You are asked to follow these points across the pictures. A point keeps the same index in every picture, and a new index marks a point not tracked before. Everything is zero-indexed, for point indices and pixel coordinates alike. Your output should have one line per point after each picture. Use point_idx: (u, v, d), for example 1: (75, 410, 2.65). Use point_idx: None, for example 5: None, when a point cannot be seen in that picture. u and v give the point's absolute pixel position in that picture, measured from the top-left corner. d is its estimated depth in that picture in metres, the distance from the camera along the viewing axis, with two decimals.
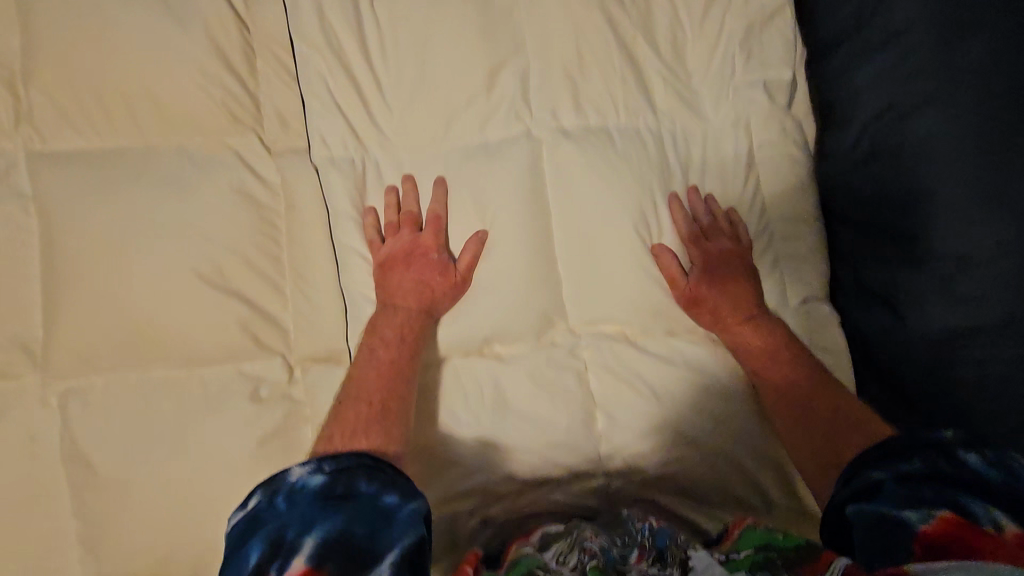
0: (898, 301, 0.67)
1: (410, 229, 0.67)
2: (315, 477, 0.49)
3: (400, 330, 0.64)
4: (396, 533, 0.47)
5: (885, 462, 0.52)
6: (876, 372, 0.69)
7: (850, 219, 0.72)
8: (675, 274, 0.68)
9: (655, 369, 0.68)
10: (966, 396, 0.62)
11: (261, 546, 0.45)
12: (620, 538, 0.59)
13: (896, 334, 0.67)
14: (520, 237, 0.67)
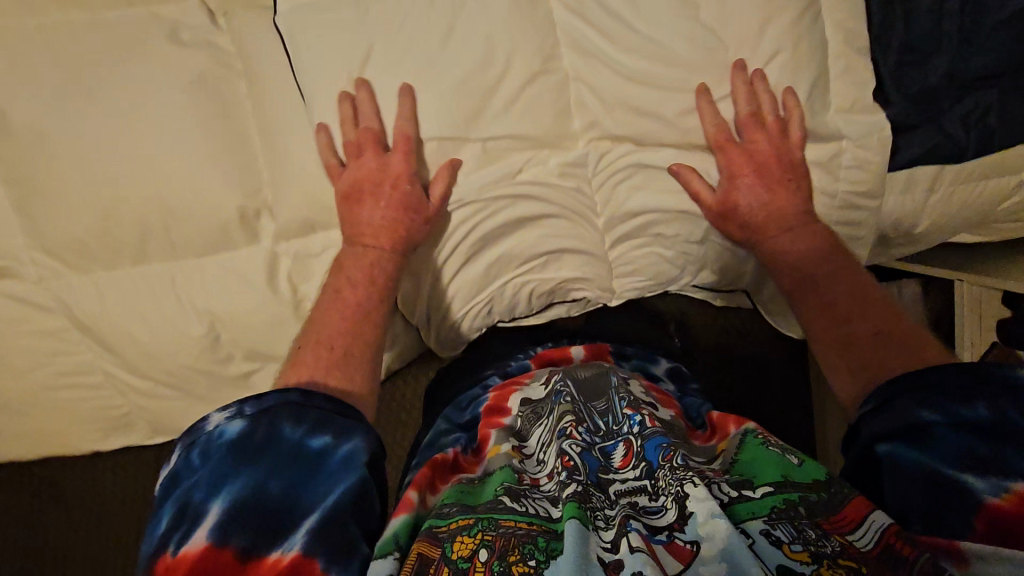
0: (942, 133, 0.67)
1: (387, 158, 0.59)
2: (232, 424, 0.45)
3: (366, 240, 0.60)
4: (326, 484, 0.44)
5: (932, 395, 0.45)
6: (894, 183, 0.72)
7: (901, 58, 0.65)
8: (700, 189, 0.65)
9: (646, 220, 0.68)
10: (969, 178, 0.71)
11: (171, 513, 0.43)
12: (602, 419, 0.55)
13: (937, 151, 0.69)
14: (474, 157, 0.62)
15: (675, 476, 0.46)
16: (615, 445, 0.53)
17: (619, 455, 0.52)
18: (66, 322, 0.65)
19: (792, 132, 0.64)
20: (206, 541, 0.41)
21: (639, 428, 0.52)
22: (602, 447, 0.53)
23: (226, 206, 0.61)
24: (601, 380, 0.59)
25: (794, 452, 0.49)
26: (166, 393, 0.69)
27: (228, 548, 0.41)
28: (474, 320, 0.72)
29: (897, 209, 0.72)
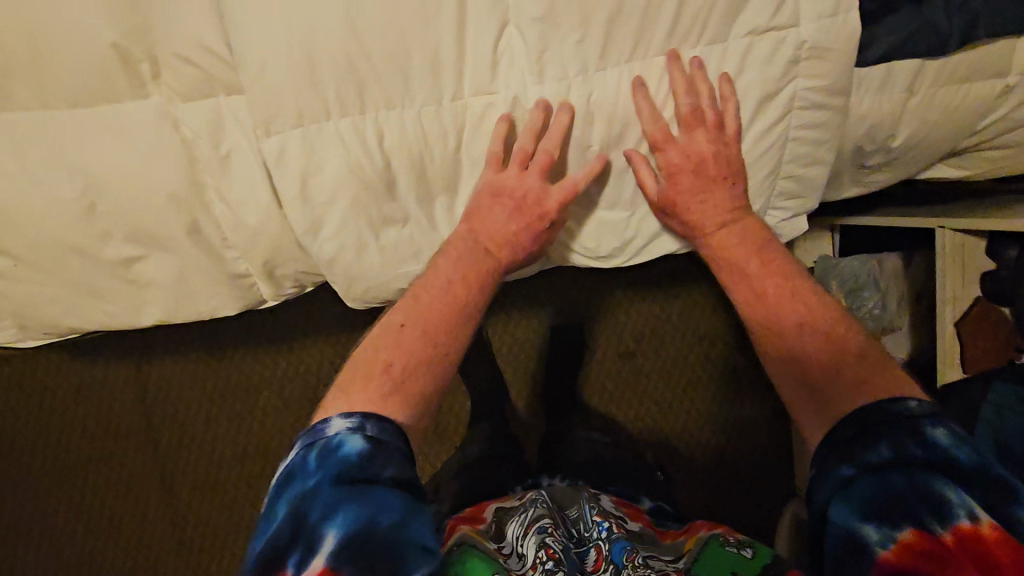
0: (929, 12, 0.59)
1: (540, 176, 0.59)
2: (353, 439, 0.46)
3: (458, 249, 0.60)
4: (415, 542, 0.42)
5: (846, 451, 0.47)
6: (885, 88, 0.64)
7: None
8: (646, 180, 0.60)
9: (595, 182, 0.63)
10: (956, 85, 0.65)
11: (288, 519, 0.43)
12: (575, 528, 0.63)
13: (928, 38, 0.60)
14: (386, 105, 0.56)
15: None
16: (588, 551, 0.60)
17: (592, 560, 0.59)
18: None
19: (773, 112, 0.60)
20: (324, 566, 0.40)
21: (607, 534, 0.60)
22: (577, 552, 0.60)
23: (101, 42, 0.53)
24: (570, 494, 0.70)
25: (751, 546, 0.56)
26: (30, 276, 0.60)
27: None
28: (391, 248, 0.63)
29: (873, 113, 0.65)
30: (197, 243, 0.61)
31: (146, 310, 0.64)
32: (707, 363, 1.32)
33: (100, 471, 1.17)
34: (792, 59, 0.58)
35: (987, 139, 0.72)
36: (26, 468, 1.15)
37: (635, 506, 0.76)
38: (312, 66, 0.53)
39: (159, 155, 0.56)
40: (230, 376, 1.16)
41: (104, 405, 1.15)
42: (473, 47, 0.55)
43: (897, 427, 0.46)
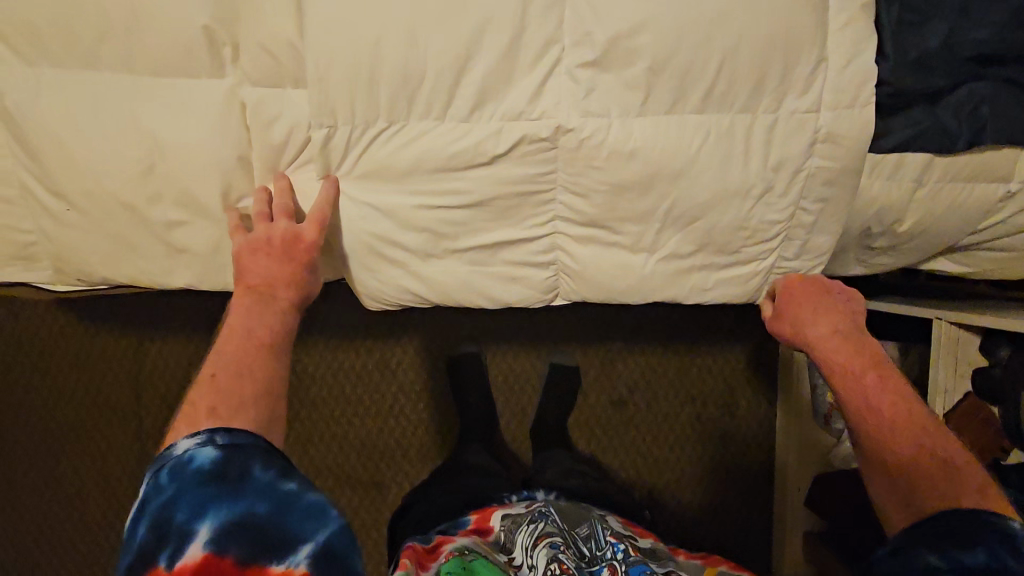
0: (937, 110, 0.65)
1: (284, 222, 0.62)
2: (204, 451, 0.49)
3: (241, 306, 0.60)
4: (298, 518, 0.48)
5: (935, 542, 0.50)
6: (895, 175, 0.69)
7: (918, 24, 0.60)
8: (788, 278, 0.70)
9: (613, 222, 0.66)
10: (960, 181, 0.70)
11: (151, 529, 0.46)
12: (586, 546, 0.68)
13: (938, 135, 0.65)
14: (434, 119, 0.60)
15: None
16: (601, 569, 0.65)
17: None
18: None
19: (790, 185, 0.63)
20: (204, 553, 0.45)
21: (623, 555, 0.66)
22: (590, 570, 0.65)
23: (192, 24, 0.58)
24: (577, 509, 0.75)
25: None
26: (76, 224, 0.64)
27: (224, 556, 0.45)
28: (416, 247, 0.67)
29: (883, 196, 0.70)
30: (242, 217, 0.65)
31: (180, 273, 0.67)
32: (697, 421, 1.35)
33: (90, 437, 1.28)
34: (814, 135, 0.60)
35: (985, 239, 0.77)
36: (20, 423, 1.27)
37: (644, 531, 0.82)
38: (375, 72, 0.58)
39: (227, 131, 0.61)
40: None
41: (102, 375, 1.27)
42: (524, 78, 0.59)
43: (989, 536, 0.49)
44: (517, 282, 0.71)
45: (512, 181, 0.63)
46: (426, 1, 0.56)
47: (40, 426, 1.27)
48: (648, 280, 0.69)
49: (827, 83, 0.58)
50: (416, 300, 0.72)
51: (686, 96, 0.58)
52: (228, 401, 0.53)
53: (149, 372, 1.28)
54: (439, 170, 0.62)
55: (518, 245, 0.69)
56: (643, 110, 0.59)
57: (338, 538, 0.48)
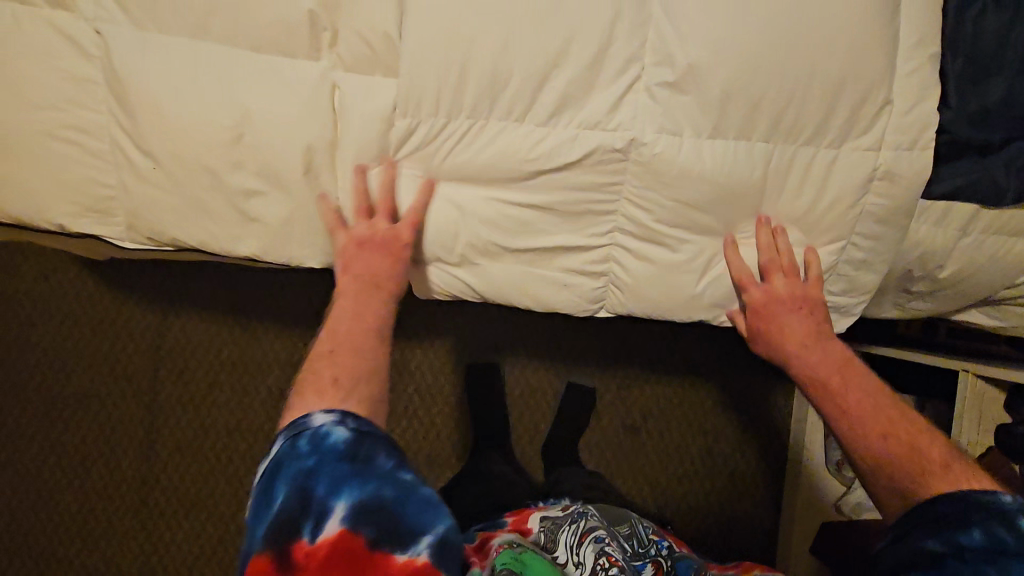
0: (988, 165, 0.68)
1: (387, 221, 0.67)
2: (339, 429, 0.51)
3: (356, 295, 0.65)
4: (420, 509, 0.48)
5: (934, 527, 0.51)
6: (943, 222, 0.71)
7: (978, 81, 0.63)
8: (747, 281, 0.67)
9: (673, 238, 0.67)
10: (1003, 235, 0.72)
11: (290, 495, 0.47)
12: (630, 542, 0.71)
13: (985, 188, 0.68)
14: (515, 122, 0.64)
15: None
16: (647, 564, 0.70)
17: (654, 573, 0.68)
18: (95, 69, 0.63)
19: (846, 221, 0.65)
20: (340, 529, 0.46)
21: (669, 553, 0.72)
22: (636, 563, 0.69)
23: (300, 8, 0.62)
24: (613, 509, 0.78)
25: None
26: (156, 183, 0.66)
27: (357, 534, 0.45)
28: (476, 242, 0.70)
29: (929, 241, 0.72)
30: (315, 192, 0.68)
31: (246, 242, 0.69)
32: (708, 459, 1.36)
33: (95, 412, 1.28)
34: (872, 171, 0.63)
35: (1019, 295, 0.79)
36: (27, 394, 1.27)
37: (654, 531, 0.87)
38: (465, 70, 0.61)
39: (314, 109, 0.64)
40: (247, 346, 1.29)
41: (118, 348, 1.29)
42: (604, 90, 0.62)
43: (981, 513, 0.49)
44: (568, 287, 0.73)
45: (579, 187, 0.66)
46: (523, 10, 0.60)
47: (47, 396, 1.28)
48: (698, 298, 0.71)
49: (890, 125, 0.62)
50: (468, 293, 0.75)
51: (756, 124, 0.62)
52: (347, 373, 0.58)
53: (166, 352, 1.30)
54: (512, 171, 0.65)
55: (573, 252, 0.71)
56: (713, 133, 0.62)
57: (451, 529, 0.48)
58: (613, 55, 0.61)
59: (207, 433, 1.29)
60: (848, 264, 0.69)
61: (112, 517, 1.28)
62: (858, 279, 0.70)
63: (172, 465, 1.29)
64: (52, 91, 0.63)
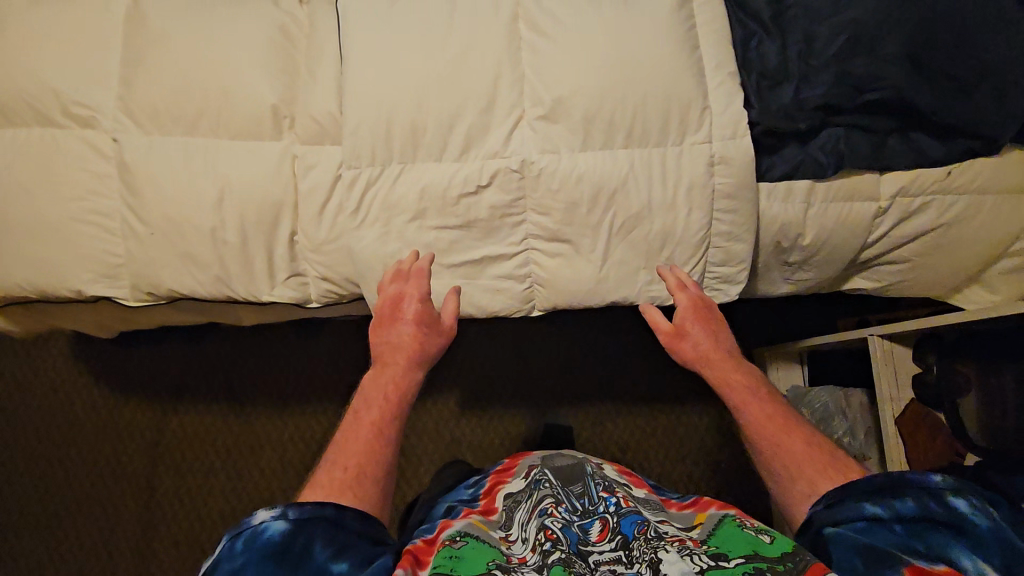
0: (806, 149, 0.87)
1: (393, 283, 0.82)
2: (277, 524, 0.59)
3: (376, 371, 0.78)
4: None
5: (881, 498, 0.61)
6: (788, 198, 0.89)
7: (777, 87, 0.85)
8: (659, 320, 0.85)
9: (572, 233, 0.84)
10: (842, 202, 0.90)
11: None
12: (579, 502, 0.80)
13: (810, 166, 0.87)
14: (433, 161, 0.83)
15: (649, 546, 0.67)
16: (592, 523, 0.76)
17: (596, 531, 0.74)
18: (111, 165, 0.83)
19: (704, 199, 0.82)
20: None
21: (614, 509, 0.77)
22: (582, 524, 0.76)
23: (264, 104, 0.83)
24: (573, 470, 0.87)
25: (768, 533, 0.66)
26: (154, 245, 0.82)
27: None
28: None
29: (783, 215, 0.90)
30: (285, 237, 0.85)
31: (229, 284, 0.84)
32: (690, 479, 1.48)
33: (105, 508, 1.46)
34: (711, 158, 0.82)
35: (880, 253, 0.95)
36: (48, 493, 1.47)
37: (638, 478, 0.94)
38: (391, 131, 0.82)
39: (279, 174, 0.83)
40: (240, 432, 1.49)
41: (126, 446, 1.49)
42: (496, 129, 0.82)
43: (921, 490, 0.60)
44: (499, 290, 0.88)
45: (490, 204, 0.83)
46: (427, 84, 0.81)
47: (66, 496, 1.47)
48: (603, 282, 0.86)
49: (714, 125, 0.81)
50: None
51: (613, 136, 0.81)
52: (332, 481, 0.65)
53: (166, 445, 1.49)
54: (437, 199, 0.83)
55: (498, 260, 0.87)
56: (584, 147, 0.81)
57: None
58: (496, 103, 0.82)
59: (208, 516, 1.46)
60: (717, 236, 0.85)
61: None
62: (731, 247, 0.86)
63: (175, 550, 1.45)
64: (77, 185, 0.82)
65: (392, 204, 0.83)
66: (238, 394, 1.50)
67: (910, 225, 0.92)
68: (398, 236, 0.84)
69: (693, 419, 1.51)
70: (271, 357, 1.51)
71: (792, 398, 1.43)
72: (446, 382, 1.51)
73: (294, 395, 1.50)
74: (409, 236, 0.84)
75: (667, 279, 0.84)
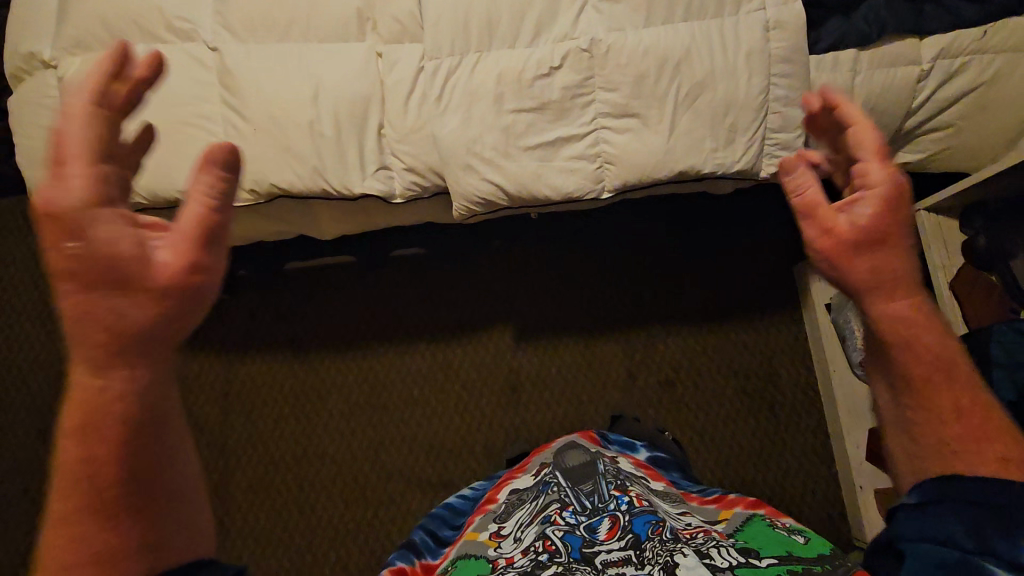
0: (849, 22, 0.95)
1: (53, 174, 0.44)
2: None
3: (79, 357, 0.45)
4: None
5: (1000, 522, 0.45)
6: (837, 66, 0.95)
7: None
8: (808, 180, 0.56)
9: (641, 105, 0.90)
10: (886, 68, 0.96)
11: None
12: (589, 500, 0.80)
13: (855, 35, 0.94)
14: (508, 48, 0.90)
15: (665, 549, 0.68)
16: (601, 522, 0.76)
17: (605, 530, 0.75)
18: (213, 74, 0.90)
19: (762, 65, 0.89)
20: None
21: (626, 509, 0.77)
22: (592, 522, 0.77)
23: (349, 6, 0.90)
24: (585, 467, 0.88)
25: (802, 534, 0.70)
26: (257, 142, 0.89)
27: None
28: (495, 144, 0.91)
29: (832, 83, 0.95)
30: (373, 130, 0.91)
31: (325, 176, 0.90)
32: (744, 394, 1.52)
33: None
34: (766, 24, 0.89)
35: (925, 118, 1.01)
36: None
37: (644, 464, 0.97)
38: (468, 21, 0.88)
39: (365, 70, 0.90)
40: (307, 378, 1.54)
41: (196, 398, 1.54)
42: (565, 13, 0.89)
43: None
44: (574, 170, 0.94)
45: (564, 85, 0.90)
46: None
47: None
48: (673, 152, 0.91)
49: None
50: (498, 193, 0.94)
51: (673, 11, 0.88)
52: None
53: (235, 394, 1.54)
54: (513, 82, 0.89)
55: (571, 141, 0.93)
56: (647, 23, 0.88)
57: None
58: None
59: (280, 460, 1.51)
60: (775, 102, 0.91)
61: None
62: (791, 112, 0.92)
63: (250, 495, 1.49)
64: (184, 92, 0.89)
65: (471, 89, 0.90)
66: (301, 341, 1.55)
67: (951, 88, 0.98)
68: (478, 121, 0.90)
69: (742, 335, 1.55)
70: (331, 305, 1.56)
71: (835, 305, 1.42)
72: (502, 317, 1.56)
73: (355, 338, 1.55)
74: (488, 120, 0.90)
75: (844, 114, 0.57)
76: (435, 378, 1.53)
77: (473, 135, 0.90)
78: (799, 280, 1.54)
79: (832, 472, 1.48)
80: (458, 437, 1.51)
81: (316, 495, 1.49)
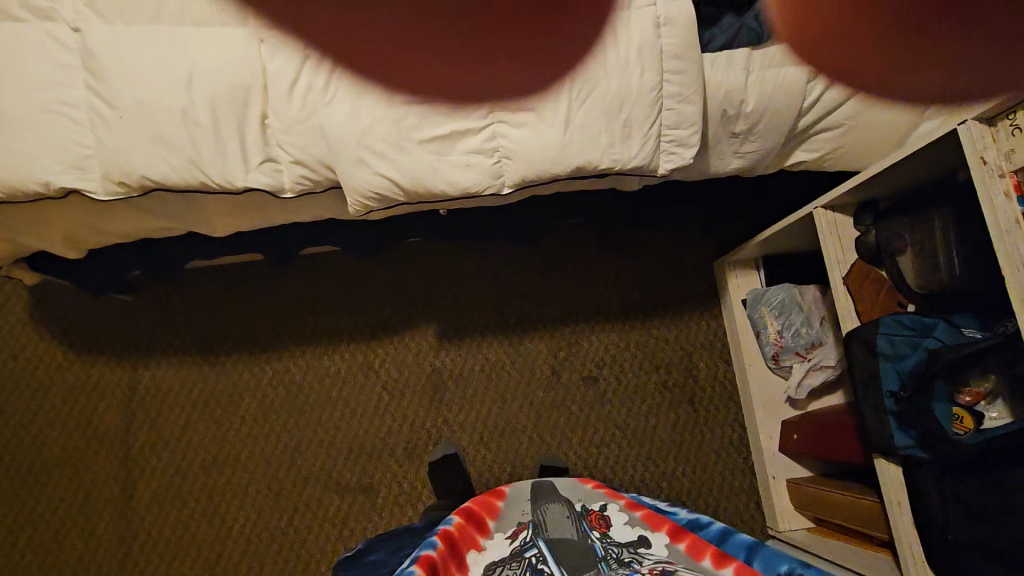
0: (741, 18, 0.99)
1: None
2: None
3: None
4: None
5: None
6: (730, 63, 0.97)
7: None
8: None
9: (535, 98, 0.89)
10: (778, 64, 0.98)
11: None
12: None
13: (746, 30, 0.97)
14: (398, 38, 0.87)
15: None
16: None
17: None
18: (74, 56, 0.83)
19: (658, 61, 0.90)
20: None
21: None
22: None
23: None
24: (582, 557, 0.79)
25: None
26: (127, 132, 0.83)
27: None
28: (385, 136, 0.88)
29: (726, 82, 0.97)
30: (255, 120, 0.87)
31: (202, 168, 0.85)
32: (665, 390, 1.54)
33: (77, 472, 1.41)
34: (658, 20, 0.89)
35: (814, 119, 1.04)
36: (15, 462, 1.41)
37: (654, 514, 0.84)
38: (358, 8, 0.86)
39: (246, 56, 0.85)
40: (217, 382, 1.47)
41: (96, 406, 1.44)
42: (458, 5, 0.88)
43: None
44: (471, 165, 0.91)
45: (457, 75, 0.88)
46: None
47: (31, 464, 1.41)
48: (568, 146, 0.90)
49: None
50: (392, 188, 0.90)
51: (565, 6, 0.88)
52: None
53: (139, 401, 1.45)
54: (405, 72, 0.87)
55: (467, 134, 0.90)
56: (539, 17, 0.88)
57: None
58: None
59: (188, 468, 1.43)
60: (670, 99, 0.92)
61: (103, 565, 1.37)
62: (688, 107, 0.92)
63: (154, 506, 1.41)
64: (41, 74, 0.82)
65: (360, 79, 0.87)
66: (212, 344, 1.48)
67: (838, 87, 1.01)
68: (367, 111, 0.87)
69: (664, 332, 1.56)
70: (245, 303, 1.50)
71: (750, 300, 1.46)
72: (424, 315, 1.53)
73: (270, 339, 1.49)
74: (379, 110, 0.87)
75: None
76: (354, 378, 1.49)
77: (362, 126, 0.87)
78: (718, 275, 1.57)
79: (749, 463, 1.51)
80: (379, 438, 1.46)
81: (227, 505, 1.42)
